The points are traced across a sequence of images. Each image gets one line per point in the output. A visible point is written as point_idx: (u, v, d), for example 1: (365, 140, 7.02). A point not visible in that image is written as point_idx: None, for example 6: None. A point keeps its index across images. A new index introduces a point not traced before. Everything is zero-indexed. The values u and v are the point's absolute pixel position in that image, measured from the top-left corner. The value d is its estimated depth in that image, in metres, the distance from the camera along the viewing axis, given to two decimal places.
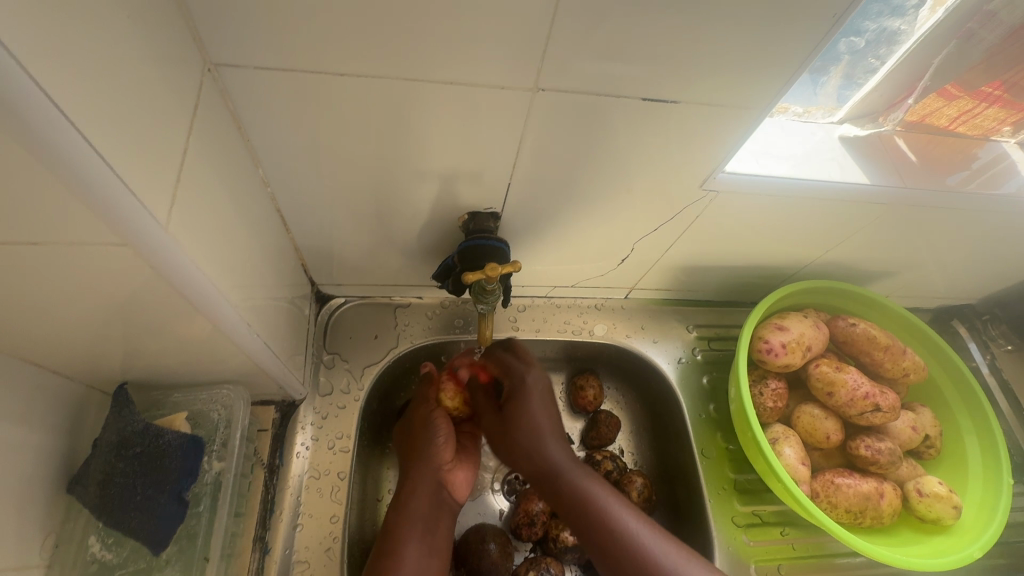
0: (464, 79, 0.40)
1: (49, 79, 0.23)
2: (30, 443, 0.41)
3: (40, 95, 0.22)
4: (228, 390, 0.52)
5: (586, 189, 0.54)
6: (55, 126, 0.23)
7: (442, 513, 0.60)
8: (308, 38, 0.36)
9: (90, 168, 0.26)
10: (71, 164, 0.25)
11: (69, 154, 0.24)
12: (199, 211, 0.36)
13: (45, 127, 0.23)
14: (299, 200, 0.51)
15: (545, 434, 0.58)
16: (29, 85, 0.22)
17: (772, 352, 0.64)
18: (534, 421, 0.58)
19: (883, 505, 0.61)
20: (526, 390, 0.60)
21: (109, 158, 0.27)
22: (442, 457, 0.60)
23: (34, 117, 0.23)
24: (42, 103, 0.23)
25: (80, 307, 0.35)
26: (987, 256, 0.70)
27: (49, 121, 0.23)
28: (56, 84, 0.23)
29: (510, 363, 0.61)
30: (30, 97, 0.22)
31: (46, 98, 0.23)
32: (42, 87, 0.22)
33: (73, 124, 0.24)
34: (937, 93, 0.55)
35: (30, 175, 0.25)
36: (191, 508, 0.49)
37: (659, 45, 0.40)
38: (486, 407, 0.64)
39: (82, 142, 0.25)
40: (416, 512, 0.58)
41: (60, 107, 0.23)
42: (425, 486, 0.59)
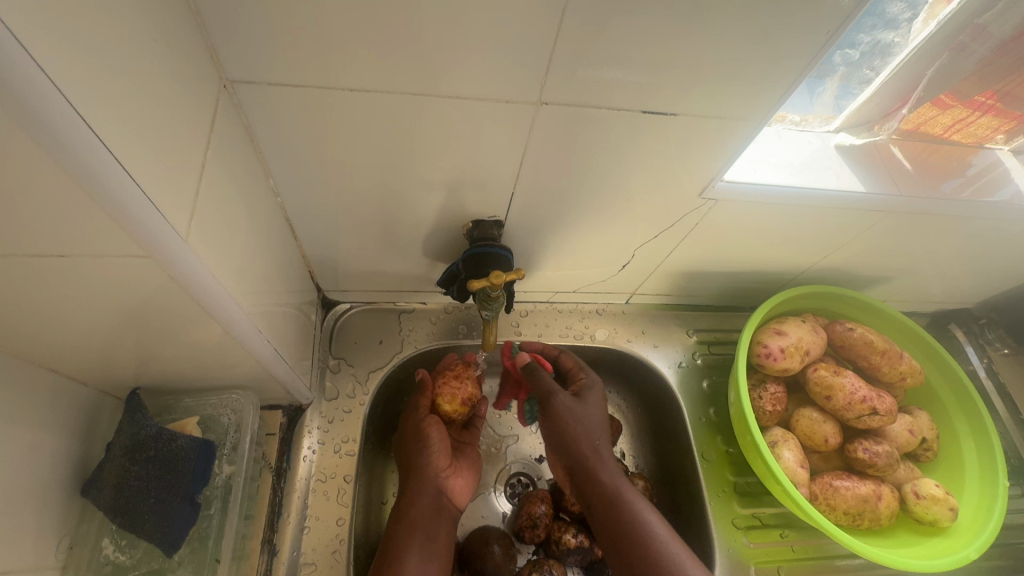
0: (471, 92, 0.42)
1: (78, 99, 0.24)
2: (46, 447, 0.42)
3: (70, 111, 0.24)
4: (238, 395, 0.54)
5: (588, 197, 0.55)
6: (84, 141, 0.25)
7: (442, 521, 0.60)
8: (320, 54, 0.37)
9: (117, 182, 0.27)
10: (99, 179, 0.26)
11: (97, 169, 0.26)
12: (215, 222, 0.37)
13: (75, 143, 0.24)
14: (308, 209, 0.52)
15: (596, 432, 0.62)
16: (61, 102, 0.23)
17: (771, 356, 0.65)
18: (589, 417, 0.63)
19: (881, 507, 0.62)
20: (590, 387, 0.66)
21: (133, 173, 0.28)
22: (438, 467, 0.61)
23: (65, 134, 0.24)
24: (72, 119, 0.24)
25: (100, 315, 0.36)
26: (983, 262, 0.71)
27: (78, 137, 0.24)
28: (85, 103, 0.24)
29: (582, 365, 0.69)
30: (60, 113, 0.23)
31: (75, 114, 0.24)
32: (72, 103, 0.24)
33: (100, 138, 0.25)
34: (931, 102, 0.56)
35: (59, 190, 0.26)
36: (202, 510, 0.50)
37: (660, 59, 0.41)
38: (537, 396, 0.66)
39: (109, 156, 0.26)
40: (416, 521, 0.58)
41: (88, 122, 0.25)
42: (424, 494, 0.60)
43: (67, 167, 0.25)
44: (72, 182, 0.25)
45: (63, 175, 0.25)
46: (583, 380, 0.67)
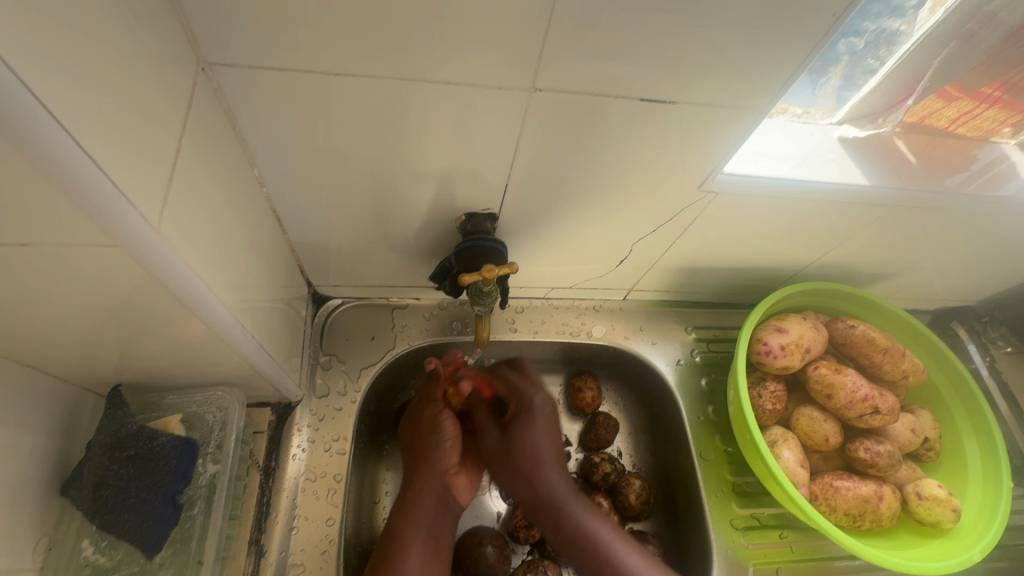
0: (461, 79, 0.40)
1: (32, 74, 0.22)
2: (22, 446, 0.40)
3: (18, 86, 0.22)
4: (223, 392, 0.52)
5: (584, 190, 0.53)
6: (35, 120, 0.23)
7: (445, 516, 0.60)
8: (303, 37, 0.36)
9: (76, 165, 0.25)
10: (54, 161, 0.24)
11: (51, 151, 0.24)
12: (193, 211, 0.36)
13: (26, 121, 0.22)
14: (295, 201, 0.51)
15: (544, 462, 0.57)
16: (7, 75, 0.21)
17: (771, 354, 0.64)
18: (536, 448, 0.57)
19: (882, 508, 0.61)
20: (534, 412, 0.59)
21: (95, 156, 0.26)
22: (449, 463, 0.60)
23: (12, 110, 0.22)
24: (21, 96, 0.22)
25: (72, 310, 0.35)
26: (986, 258, 0.70)
27: (28, 114, 0.22)
28: (41, 79, 0.23)
29: (519, 384, 0.61)
30: (5, 86, 0.21)
31: (25, 89, 0.22)
32: (20, 76, 0.22)
33: (55, 117, 0.23)
34: (937, 94, 0.54)
35: (12, 173, 0.24)
36: (185, 510, 0.48)
37: (657, 47, 0.39)
38: (489, 422, 0.61)
39: (66, 137, 0.24)
40: (422, 516, 0.57)
41: (40, 98, 0.23)
42: (432, 489, 0.59)
43: (19, 148, 0.23)
44: (26, 165, 0.24)
45: (15, 156, 0.23)
46: (520, 402, 0.60)
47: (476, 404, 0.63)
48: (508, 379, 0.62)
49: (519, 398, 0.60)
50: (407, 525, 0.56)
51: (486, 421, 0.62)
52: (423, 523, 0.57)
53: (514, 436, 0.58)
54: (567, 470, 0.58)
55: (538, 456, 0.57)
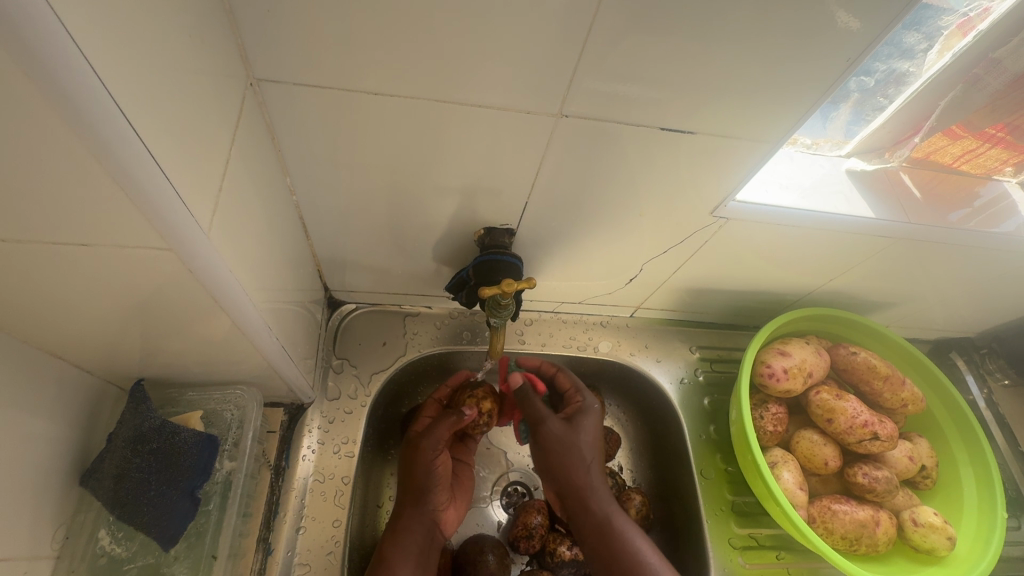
0: (492, 102, 0.42)
1: (112, 81, 0.24)
2: (49, 434, 0.42)
3: (101, 92, 0.23)
4: (242, 391, 0.53)
5: (599, 210, 0.55)
6: (111, 123, 0.24)
7: (432, 552, 0.60)
8: (347, 57, 0.38)
9: (141, 166, 0.27)
10: (123, 162, 0.26)
11: (121, 152, 0.25)
12: (234, 215, 0.37)
13: (103, 124, 0.24)
14: (321, 209, 0.52)
15: (586, 462, 0.61)
16: (92, 81, 0.23)
17: (774, 376, 0.65)
18: (584, 444, 0.62)
19: (879, 533, 0.62)
20: (586, 410, 0.64)
21: (157, 158, 0.28)
22: (438, 500, 0.61)
23: (93, 114, 0.23)
24: (102, 101, 0.24)
25: (114, 306, 0.37)
26: (986, 292, 0.72)
27: (106, 118, 0.24)
28: (119, 87, 0.24)
29: (580, 388, 0.66)
30: (90, 91, 0.23)
31: (106, 95, 0.24)
32: (103, 83, 0.24)
33: (127, 121, 0.25)
34: (943, 133, 0.56)
35: (83, 171, 0.25)
36: (201, 505, 0.49)
37: (680, 78, 0.41)
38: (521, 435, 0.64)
39: (136, 140, 0.26)
40: (410, 554, 0.57)
41: (117, 103, 0.24)
42: (419, 526, 0.59)
43: (93, 148, 0.25)
44: (96, 164, 0.25)
45: (88, 156, 0.25)
46: (582, 401, 0.65)
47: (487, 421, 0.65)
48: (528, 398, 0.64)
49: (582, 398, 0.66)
50: (398, 559, 0.56)
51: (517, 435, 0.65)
52: (413, 561, 0.57)
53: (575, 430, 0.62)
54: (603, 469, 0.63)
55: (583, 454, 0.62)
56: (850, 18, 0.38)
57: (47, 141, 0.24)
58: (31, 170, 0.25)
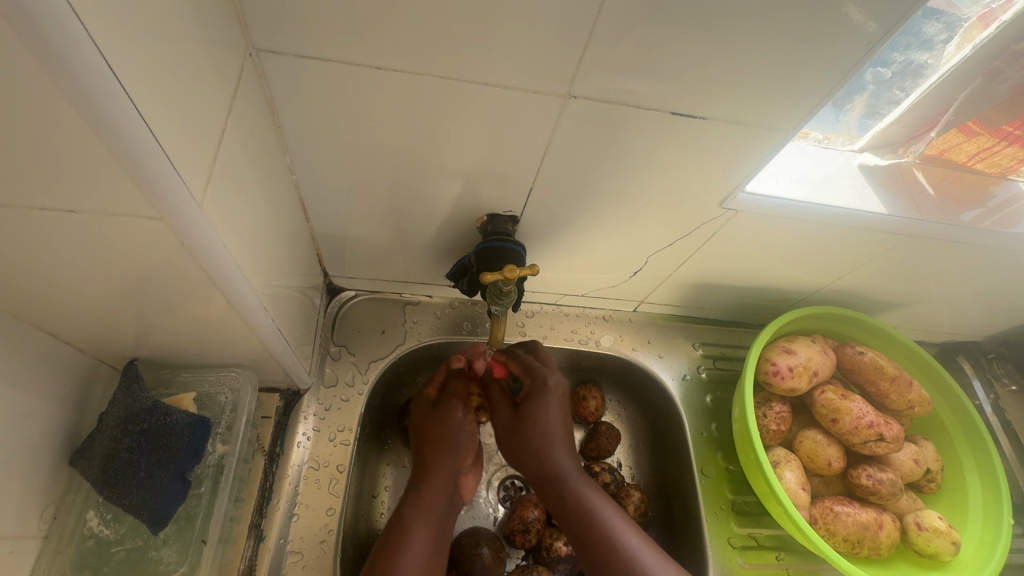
0: (499, 82, 0.41)
1: (101, 36, 0.23)
2: (38, 412, 0.41)
3: (88, 46, 0.22)
4: (236, 373, 0.53)
5: (605, 200, 0.54)
6: (98, 79, 0.23)
7: (451, 514, 0.59)
8: (351, 30, 0.37)
9: (131, 128, 0.25)
10: (112, 122, 0.24)
11: (110, 112, 0.24)
12: (231, 191, 0.36)
13: (90, 80, 0.23)
14: (322, 190, 0.51)
15: (552, 439, 0.57)
16: (77, 33, 0.22)
17: (779, 374, 0.64)
18: (545, 425, 0.57)
19: (881, 536, 0.61)
20: (546, 390, 0.59)
21: (147, 119, 0.26)
22: (462, 462, 0.60)
23: (79, 69, 0.22)
24: (90, 55, 0.22)
25: (104, 280, 0.36)
26: (998, 294, 0.70)
27: (95, 75, 0.23)
28: (108, 42, 0.23)
29: (534, 363, 0.60)
30: (77, 44, 0.22)
31: (94, 48, 0.22)
32: (91, 36, 0.22)
33: (117, 78, 0.24)
34: (959, 128, 0.54)
35: (70, 132, 0.24)
36: (192, 488, 0.49)
37: (695, 61, 0.40)
38: (501, 402, 0.61)
39: (125, 99, 0.24)
40: (432, 514, 0.56)
41: (105, 58, 0.23)
42: (441, 488, 0.58)
43: (80, 106, 0.23)
44: (84, 125, 0.24)
45: (75, 114, 0.23)
46: (534, 381, 0.60)
47: (491, 383, 0.63)
48: (522, 359, 0.62)
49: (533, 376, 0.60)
50: (419, 521, 0.55)
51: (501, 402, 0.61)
52: (433, 521, 0.56)
53: (524, 412, 0.58)
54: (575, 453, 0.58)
55: (548, 435, 0.57)
56: (864, 17, 0.38)
57: (30, 98, 0.22)
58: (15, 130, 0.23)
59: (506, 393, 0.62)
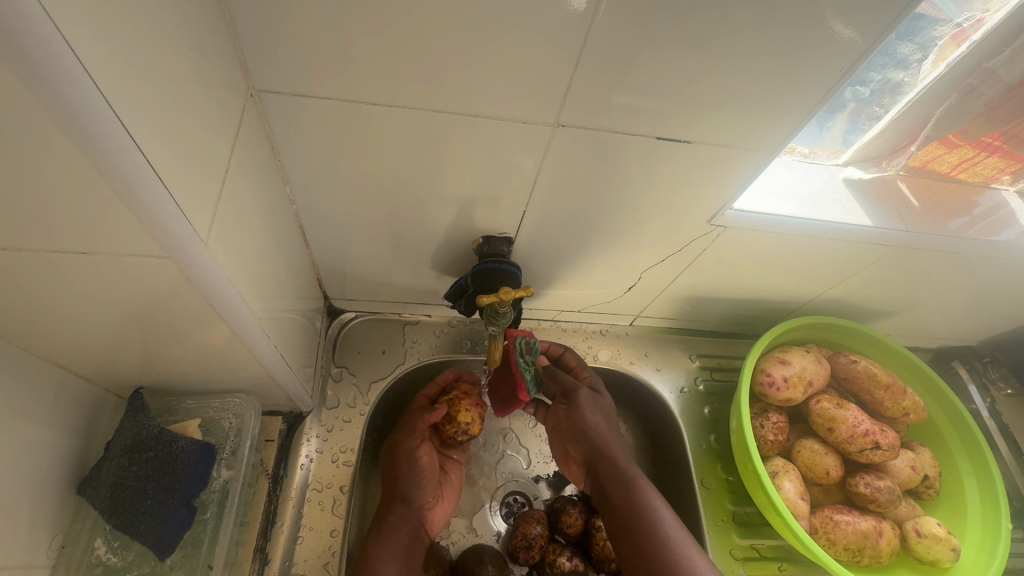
0: (490, 113, 0.43)
1: (107, 86, 0.24)
2: (48, 443, 0.42)
3: (94, 96, 0.23)
4: (240, 399, 0.54)
5: (597, 220, 0.56)
6: (103, 125, 0.24)
7: (416, 553, 0.58)
8: (346, 70, 0.38)
9: (136, 167, 0.26)
10: (116, 162, 0.26)
11: (115, 156, 0.25)
12: (233, 224, 0.38)
13: (96, 126, 0.24)
14: (320, 218, 0.53)
15: (602, 433, 0.63)
16: (83, 82, 0.23)
17: (774, 385, 0.65)
18: (594, 419, 0.63)
19: (882, 544, 0.61)
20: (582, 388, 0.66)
21: (149, 158, 0.27)
22: (423, 499, 0.61)
23: (84, 116, 0.23)
24: (95, 103, 0.23)
25: (112, 313, 0.37)
26: (987, 300, 0.71)
27: (99, 120, 0.24)
28: (113, 91, 0.25)
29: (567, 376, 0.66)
30: (83, 94, 0.23)
31: (98, 94, 0.24)
32: (97, 88, 0.24)
33: (120, 120, 0.25)
34: (939, 142, 0.57)
35: (75, 174, 0.25)
36: (198, 515, 0.49)
37: (677, 85, 0.42)
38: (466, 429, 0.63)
39: (128, 140, 0.26)
40: (395, 547, 0.56)
41: (111, 105, 0.24)
42: (405, 523, 0.59)
43: (86, 151, 0.24)
44: (90, 167, 0.25)
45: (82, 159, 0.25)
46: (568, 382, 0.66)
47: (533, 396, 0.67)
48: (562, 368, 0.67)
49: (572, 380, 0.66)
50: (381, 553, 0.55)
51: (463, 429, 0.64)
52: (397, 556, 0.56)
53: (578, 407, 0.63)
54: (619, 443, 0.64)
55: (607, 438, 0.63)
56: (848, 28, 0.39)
57: (40, 147, 0.24)
58: (24, 176, 0.25)
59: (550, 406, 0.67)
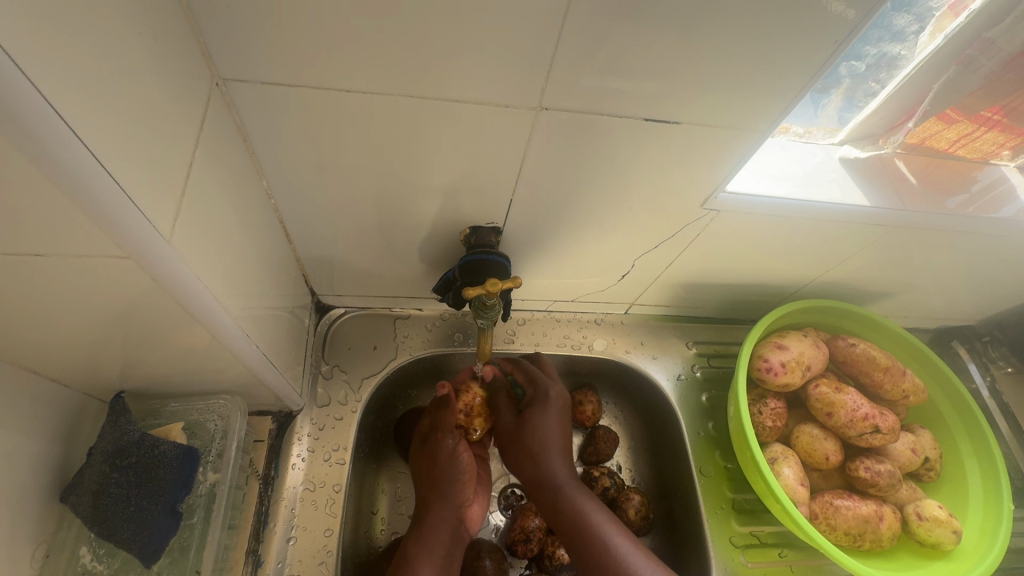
0: (470, 98, 0.41)
1: (47, 79, 0.22)
2: (26, 452, 0.41)
3: (29, 91, 0.22)
4: (225, 401, 0.52)
5: (586, 207, 0.54)
6: (39, 116, 0.22)
7: (457, 549, 0.59)
8: (315, 56, 0.37)
9: (76, 158, 0.24)
10: (52, 153, 0.23)
11: (60, 155, 0.24)
12: (202, 222, 0.36)
13: (30, 118, 0.22)
14: (301, 212, 0.51)
15: (551, 447, 0.59)
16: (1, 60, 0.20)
17: (772, 371, 0.64)
18: (546, 433, 0.60)
19: (883, 528, 0.61)
20: (547, 402, 0.61)
21: (90, 146, 0.25)
22: (465, 496, 0.61)
23: (8, 100, 0.21)
24: (19, 85, 0.21)
25: (81, 318, 0.35)
26: (986, 279, 0.70)
27: (27, 105, 0.22)
28: (53, 81, 0.23)
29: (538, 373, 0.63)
30: (12, 85, 0.21)
31: (22, 76, 0.21)
32: (35, 83, 0.22)
33: (49, 102, 0.23)
34: (937, 117, 0.55)
35: (13, 171, 0.23)
36: (184, 519, 0.48)
37: (664, 63, 0.40)
38: (505, 408, 0.63)
39: (68, 130, 0.24)
40: (434, 553, 0.57)
41: (42, 91, 0.22)
42: (445, 521, 0.59)
43: (26, 148, 0.23)
44: (33, 167, 0.24)
45: (17, 152, 0.23)
46: (536, 390, 0.62)
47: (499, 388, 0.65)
48: (527, 369, 0.64)
49: (536, 386, 0.62)
50: (424, 557, 0.56)
51: (505, 407, 0.63)
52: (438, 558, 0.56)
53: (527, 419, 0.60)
54: (571, 460, 0.60)
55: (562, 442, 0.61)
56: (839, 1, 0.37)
57: None
58: None
59: (511, 400, 0.64)
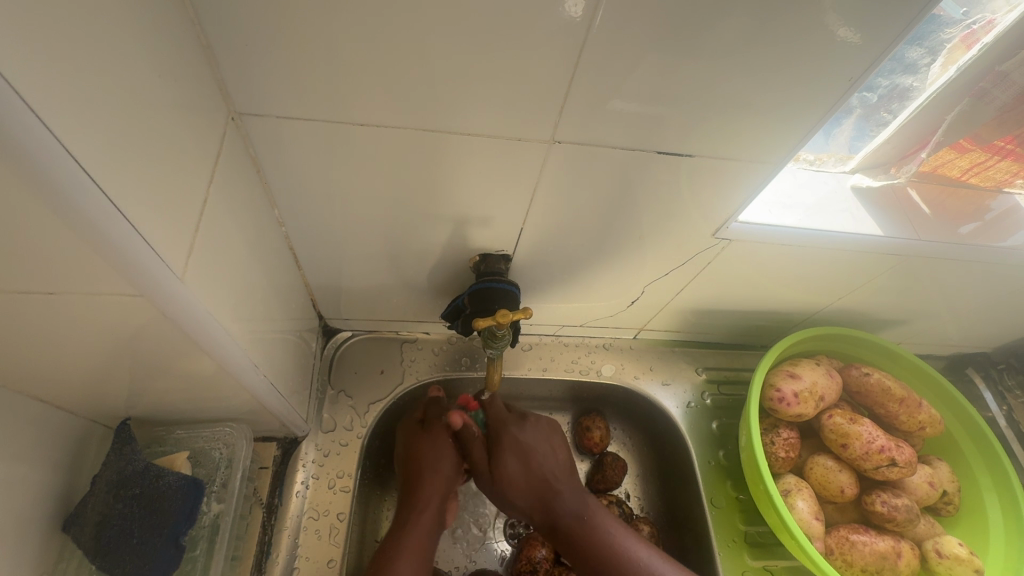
0: (482, 131, 0.41)
1: (68, 128, 0.23)
2: (30, 481, 0.41)
3: (49, 140, 0.22)
4: (230, 429, 0.52)
5: (596, 235, 0.54)
6: (57, 164, 0.22)
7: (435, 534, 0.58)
8: (330, 90, 0.37)
9: (93, 202, 0.24)
10: (70, 198, 0.24)
11: (76, 199, 0.24)
12: (214, 252, 0.36)
13: (48, 167, 0.22)
14: (311, 238, 0.51)
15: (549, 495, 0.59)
16: (27, 115, 0.21)
17: (784, 401, 0.63)
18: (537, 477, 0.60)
19: (901, 565, 0.59)
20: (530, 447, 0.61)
21: (107, 189, 0.25)
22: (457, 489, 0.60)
23: (28, 147, 0.21)
24: (41, 134, 0.21)
25: (92, 349, 0.35)
26: (1000, 307, 0.69)
27: (46, 152, 0.22)
28: (73, 127, 0.23)
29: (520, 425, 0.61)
30: (33, 136, 0.21)
31: (43, 125, 0.21)
32: (55, 132, 0.22)
33: (65, 145, 0.23)
34: (949, 147, 0.55)
35: (32, 215, 0.24)
36: (187, 552, 0.48)
37: (677, 96, 0.40)
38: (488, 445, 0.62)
39: (87, 176, 0.24)
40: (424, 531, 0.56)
41: (62, 140, 0.22)
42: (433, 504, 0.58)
43: (44, 194, 0.23)
44: (49, 211, 0.24)
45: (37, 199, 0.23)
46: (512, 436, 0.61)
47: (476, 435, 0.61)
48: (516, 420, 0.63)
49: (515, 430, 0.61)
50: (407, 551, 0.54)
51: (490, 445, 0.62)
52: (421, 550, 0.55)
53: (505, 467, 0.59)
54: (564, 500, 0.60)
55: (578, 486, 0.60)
56: (851, 33, 0.37)
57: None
58: None
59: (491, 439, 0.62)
